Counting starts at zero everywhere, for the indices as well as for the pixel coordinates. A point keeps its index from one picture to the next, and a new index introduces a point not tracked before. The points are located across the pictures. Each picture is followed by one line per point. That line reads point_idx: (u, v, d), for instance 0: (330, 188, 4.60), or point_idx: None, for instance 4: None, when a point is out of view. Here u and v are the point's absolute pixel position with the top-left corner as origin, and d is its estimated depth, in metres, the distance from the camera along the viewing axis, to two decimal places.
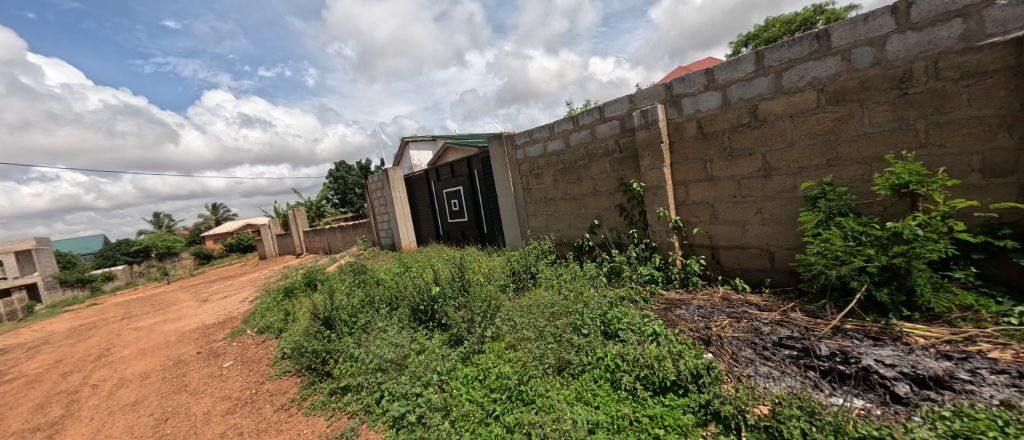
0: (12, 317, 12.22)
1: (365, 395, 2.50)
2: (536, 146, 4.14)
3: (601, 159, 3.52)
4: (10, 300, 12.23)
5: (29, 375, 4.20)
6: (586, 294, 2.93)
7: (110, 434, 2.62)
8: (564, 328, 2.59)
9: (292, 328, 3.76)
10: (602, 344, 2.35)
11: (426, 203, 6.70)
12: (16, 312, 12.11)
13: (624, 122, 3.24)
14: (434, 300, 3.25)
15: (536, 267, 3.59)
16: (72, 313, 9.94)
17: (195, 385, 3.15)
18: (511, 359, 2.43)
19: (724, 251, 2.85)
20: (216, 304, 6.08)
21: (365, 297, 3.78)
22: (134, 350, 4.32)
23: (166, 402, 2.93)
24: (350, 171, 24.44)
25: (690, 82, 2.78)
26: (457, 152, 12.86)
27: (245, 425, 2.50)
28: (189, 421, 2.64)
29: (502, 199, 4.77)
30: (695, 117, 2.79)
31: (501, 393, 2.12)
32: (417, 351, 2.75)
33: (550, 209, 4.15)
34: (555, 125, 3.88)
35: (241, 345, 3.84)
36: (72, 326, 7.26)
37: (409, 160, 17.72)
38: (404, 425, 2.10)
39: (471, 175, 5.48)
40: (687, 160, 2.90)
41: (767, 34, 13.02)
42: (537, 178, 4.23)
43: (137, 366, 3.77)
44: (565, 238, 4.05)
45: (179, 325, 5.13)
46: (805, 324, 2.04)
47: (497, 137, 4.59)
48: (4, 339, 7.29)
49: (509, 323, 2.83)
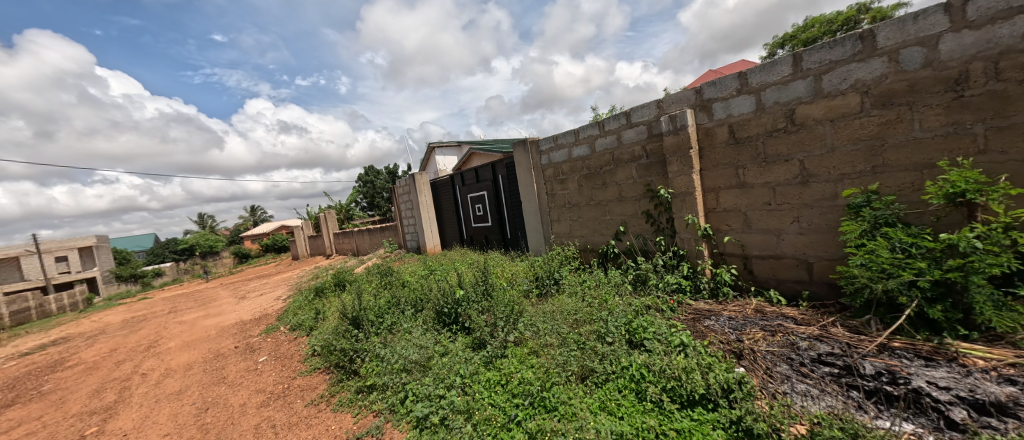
0: (74, 308, 13.32)
1: (389, 394, 2.55)
2: (561, 151, 4.14)
3: (627, 165, 3.48)
4: (73, 293, 13.38)
5: (88, 362, 4.56)
6: (610, 302, 2.88)
7: (157, 420, 2.80)
8: (588, 336, 2.55)
9: (322, 326, 3.90)
10: (627, 354, 2.30)
11: (450, 207, 6.81)
12: (77, 303, 13.23)
13: (651, 127, 3.20)
14: (458, 304, 3.28)
15: (559, 273, 3.57)
16: (125, 306, 10.74)
17: (233, 377, 3.32)
18: (534, 365, 2.42)
19: (757, 261, 2.74)
20: (252, 302, 6.39)
21: (391, 299, 3.87)
22: (179, 343, 4.61)
23: (206, 393, 3.10)
24: (378, 175, 25.21)
25: (722, 86, 2.71)
26: (482, 157, 13.04)
27: (277, 418, 2.61)
28: (226, 411, 2.78)
29: (525, 204, 4.78)
30: (726, 122, 2.71)
31: (523, 399, 2.11)
32: (441, 353, 2.79)
33: (574, 215, 4.13)
34: (580, 130, 3.86)
35: (275, 341, 4.02)
36: (125, 317, 7.84)
37: (435, 165, 18.10)
38: (428, 426, 2.13)
39: (495, 180, 5.53)
40: (718, 166, 2.82)
41: (806, 35, 12.50)
42: (561, 184, 4.22)
43: (181, 358, 4.02)
44: (589, 244, 4.01)
45: (219, 320, 5.43)
46: (847, 340, 1.92)
47: (521, 142, 4.62)
48: (67, 328, 7.97)
49: (531, 329, 2.83)
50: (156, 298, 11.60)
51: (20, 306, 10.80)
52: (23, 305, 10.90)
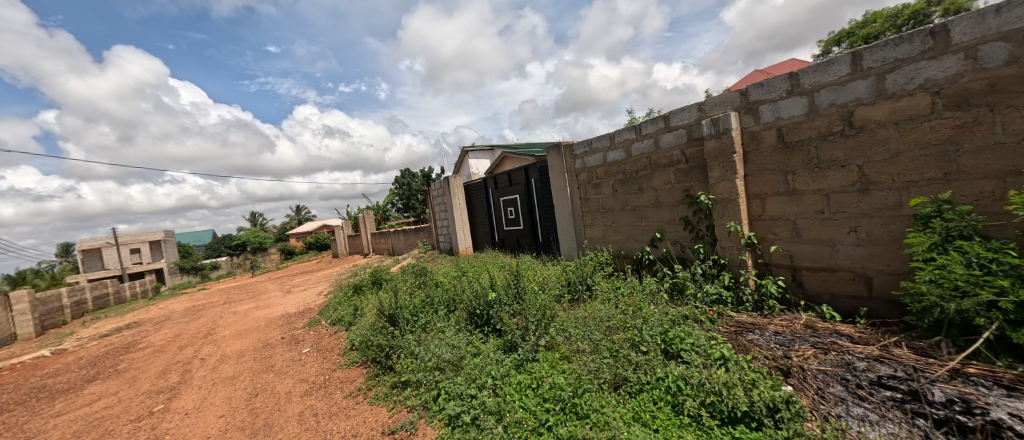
0: (144, 294, 14.74)
1: (423, 391, 2.62)
2: (595, 155, 4.09)
3: (665, 169, 3.38)
4: (144, 281, 14.84)
5: (156, 345, 5.03)
6: (645, 310, 2.81)
7: (214, 402, 3.03)
8: (621, 343, 2.50)
9: (360, 321, 4.07)
10: (663, 365, 2.22)
11: (482, 209, 6.90)
12: (147, 291, 14.66)
13: (691, 131, 3.09)
14: (490, 305, 3.32)
15: (591, 279, 3.53)
16: (188, 295, 11.77)
17: (280, 366, 3.54)
18: (565, 370, 2.41)
19: (807, 273, 2.57)
20: (296, 296, 6.79)
21: (426, 298, 3.97)
22: (233, 331, 4.97)
23: (256, 379, 3.32)
24: (412, 177, 26.01)
25: (770, 87, 2.58)
26: (515, 161, 13.16)
27: (319, 407, 2.75)
28: (274, 397, 2.97)
29: (558, 208, 4.76)
30: (775, 125, 2.58)
31: (554, 404, 2.10)
32: (473, 354, 2.83)
33: (608, 220, 4.06)
34: (616, 134, 3.81)
35: (317, 334, 4.23)
36: (188, 306, 8.59)
37: (468, 168, 18.46)
38: (459, 425, 2.16)
39: (528, 183, 5.54)
40: (765, 172, 2.69)
41: (866, 31, 11.70)
42: (595, 188, 4.17)
43: (234, 345, 4.33)
44: (623, 250, 3.93)
45: (267, 312, 5.80)
46: (913, 363, 1.76)
47: (555, 146, 4.62)
48: (140, 313, 8.84)
49: (563, 334, 2.81)
50: (214, 289, 12.61)
51: (102, 291, 12.10)
52: (104, 290, 12.22)
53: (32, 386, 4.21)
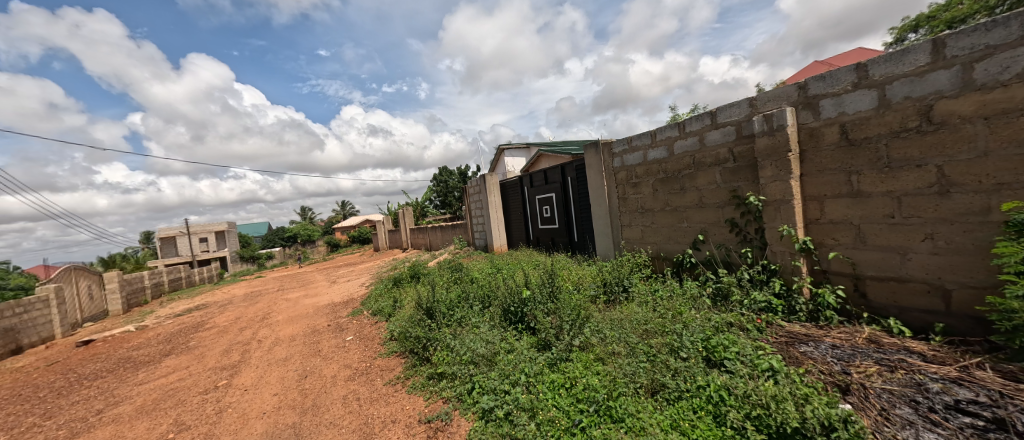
0: (210, 279, 16.28)
1: (458, 384, 2.68)
2: (635, 154, 3.99)
3: (710, 169, 3.23)
4: (210, 267, 16.40)
5: (220, 326, 5.54)
6: (686, 315, 2.70)
7: (269, 381, 3.30)
8: (659, 348, 2.42)
9: (399, 313, 4.25)
10: (704, 373, 2.13)
11: (517, 207, 6.94)
12: (212, 276, 16.19)
13: (741, 128, 2.93)
14: (524, 303, 3.34)
15: (628, 281, 3.46)
16: (247, 282, 12.86)
17: (326, 351, 3.77)
18: (600, 372, 2.37)
19: (872, 283, 2.36)
20: (340, 286, 7.19)
21: (461, 293, 4.05)
22: (285, 317, 5.37)
23: (305, 362, 3.57)
24: (448, 175, 26.63)
25: (833, 80, 2.38)
26: (551, 159, 13.09)
27: (361, 392, 2.91)
28: (321, 380, 3.19)
29: (595, 207, 4.68)
30: (837, 121, 2.38)
31: (588, 405, 2.08)
32: (507, 350, 2.87)
33: (647, 221, 3.94)
34: (658, 131, 3.68)
35: (359, 324, 4.46)
36: (247, 291, 9.37)
37: (503, 167, 18.64)
38: (492, 419, 2.20)
39: (564, 182, 5.50)
40: (824, 172, 2.49)
41: (950, 14, 10.44)
42: (634, 187, 4.06)
43: (286, 330, 4.68)
44: (662, 252, 3.80)
45: (315, 300, 6.20)
46: (1000, 389, 1.56)
47: (593, 144, 4.55)
48: (207, 297, 9.78)
49: (598, 335, 2.77)
50: (269, 277, 13.67)
51: (176, 275, 13.53)
52: (178, 274, 13.64)
53: (121, 356, 4.79)
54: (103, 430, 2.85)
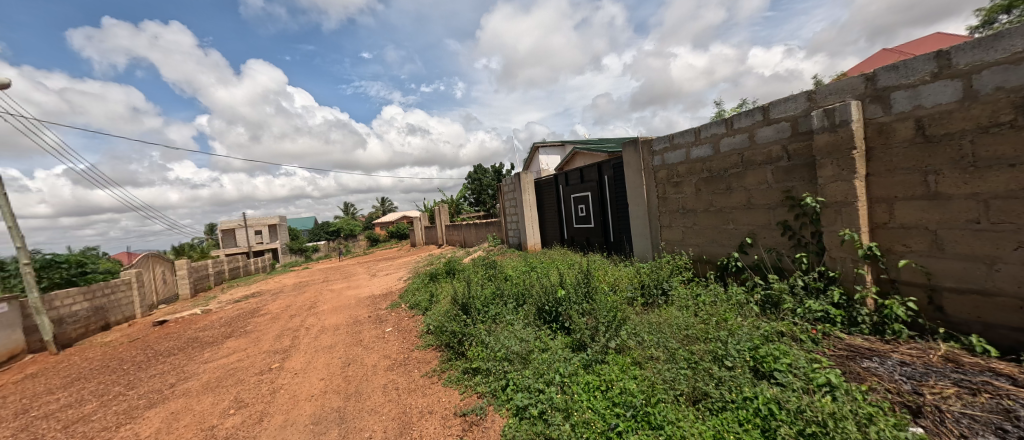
0: (263, 268, 17.60)
1: (492, 380, 2.72)
2: (677, 152, 3.84)
3: (761, 167, 3.04)
4: (263, 258, 17.71)
5: (272, 312, 5.96)
6: (731, 322, 2.56)
7: (316, 366, 3.52)
8: (701, 355, 2.31)
9: (435, 307, 4.37)
10: (752, 384, 2.00)
11: (552, 206, 6.89)
12: (265, 266, 17.48)
13: (797, 124, 2.73)
14: (559, 303, 3.32)
15: (668, 283, 3.34)
16: (296, 272, 13.74)
17: (367, 341, 3.96)
18: (637, 376, 2.32)
19: (950, 295, 2.12)
20: (379, 280, 7.51)
21: (496, 290, 4.10)
22: (330, 307, 5.68)
23: (348, 351, 3.77)
24: (482, 173, 26.95)
25: (907, 70, 2.15)
26: (586, 158, 12.89)
27: (400, 382, 3.03)
28: (363, 368, 3.35)
29: (633, 207, 4.56)
30: (912, 115, 2.15)
31: (625, 410, 2.03)
32: (541, 349, 2.86)
33: (688, 221, 3.78)
34: (702, 128, 3.52)
35: (398, 316, 4.64)
36: (296, 281, 10.02)
37: (537, 165, 18.61)
38: (526, 417, 2.21)
39: (601, 181, 5.40)
40: (895, 171, 2.26)
41: None
42: (675, 187, 3.91)
43: (332, 319, 4.95)
44: (705, 254, 3.64)
45: (357, 292, 6.51)
46: None
47: (632, 142, 4.42)
48: (261, 285, 10.57)
49: (635, 338, 2.70)
50: (315, 269, 14.54)
51: (235, 263, 14.75)
52: (237, 264, 14.85)
53: (189, 336, 5.30)
54: (176, 402, 3.17)
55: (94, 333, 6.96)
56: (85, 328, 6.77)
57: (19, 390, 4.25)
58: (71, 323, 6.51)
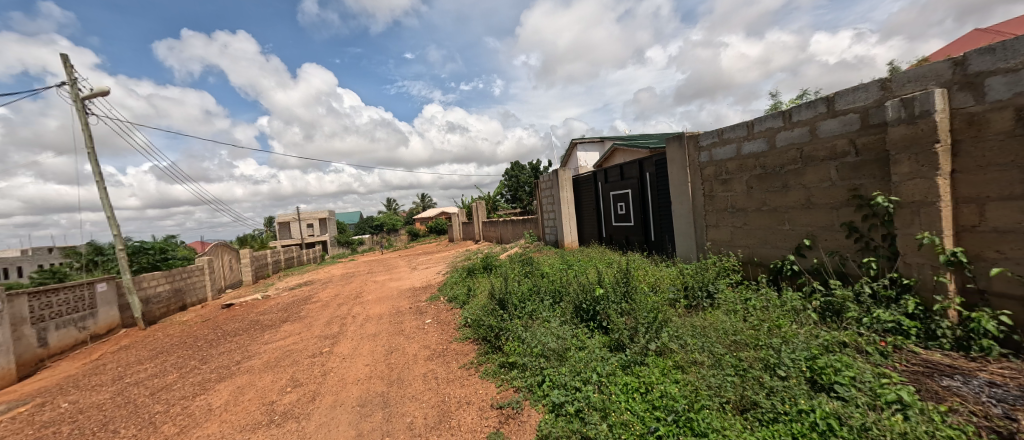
0: (314, 259, 18.89)
1: (528, 375, 2.74)
2: (726, 147, 3.64)
3: (823, 164, 2.80)
4: (314, 249, 18.99)
5: (323, 300, 6.39)
6: (785, 329, 2.39)
7: (362, 352, 3.73)
8: (750, 363, 2.17)
9: (473, 301, 4.47)
10: (809, 397, 1.83)
11: (590, 203, 6.79)
12: (315, 257, 18.73)
13: (867, 116, 2.49)
14: (597, 301, 3.28)
15: (713, 286, 3.19)
16: (344, 264, 14.59)
17: (408, 331, 4.14)
18: (679, 380, 2.23)
19: None
20: (419, 273, 7.79)
21: (533, 286, 4.12)
22: (374, 297, 5.99)
23: (391, 339, 3.96)
24: (518, 170, 27.02)
25: (1007, 52, 1.88)
26: (627, 154, 12.53)
27: (439, 372, 3.14)
28: (405, 356, 3.51)
29: (676, 205, 4.38)
30: (1011, 104, 1.88)
31: (666, 414, 1.96)
32: (578, 347, 2.84)
33: (738, 221, 3.57)
34: (756, 122, 3.31)
35: (437, 308, 4.79)
36: (343, 272, 10.64)
37: (575, 161, 18.36)
38: (563, 414, 2.21)
39: (642, 178, 5.23)
40: (988, 168, 1.99)
41: None
42: (723, 184, 3.71)
43: (376, 309, 5.22)
44: (756, 256, 3.42)
45: (399, 284, 6.80)
46: None
47: (676, 137, 4.25)
48: (313, 274, 11.35)
49: (677, 341, 2.60)
50: (361, 261, 15.36)
51: (290, 253, 15.94)
52: (292, 254, 16.05)
53: (251, 319, 5.81)
54: (241, 378, 3.50)
55: (174, 312, 7.84)
56: (166, 307, 7.64)
57: (116, 359, 4.90)
58: (156, 303, 7.37)
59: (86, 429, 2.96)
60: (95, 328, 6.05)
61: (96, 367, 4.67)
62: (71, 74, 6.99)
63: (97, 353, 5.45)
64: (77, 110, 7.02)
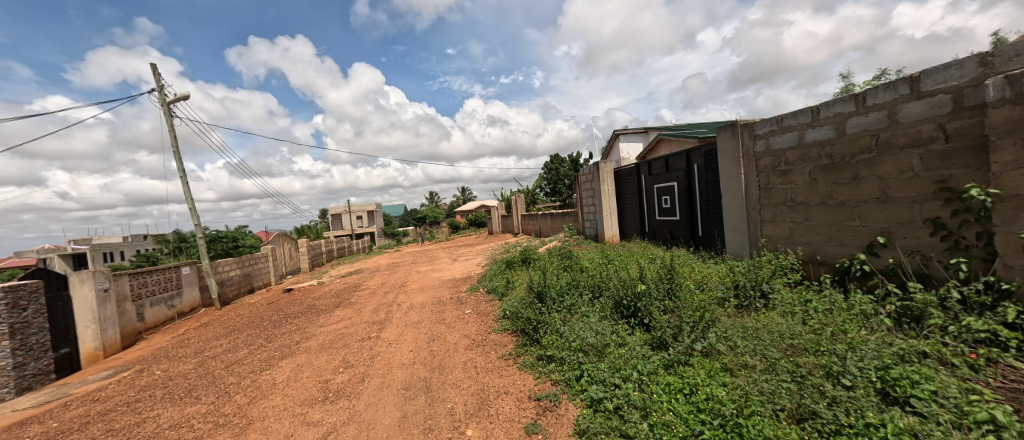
0: (363, 249, 20.13)
1: (566, 369, 2.73)
2: (786, 135, 3.35)
3: (903, 152, 2.49)
4: (362, 240, 20.20)
5: (371, 288, 6.78)
6: (852, 335, 2.18)
7: (406, 338, 3.93)
8: (810, 369, 2.00)
9: (511, 293, 4.53)
10: (879, 410, 1.65)
11: (633, 197, 6.57)
12: (364, 247, 19.92)
13: (961, 96, 2.17)
14: (638, 297, 3.19)
15: (768, 286, 2.98)
16: (390, 254, 15.38)
17: (449, 321, 4.29)
18: (727, 384, 2.11)
19: None
20: (460, 264, 8.01)
21: (572, 280, 4.08)
22: (418, 286, 6.26)
23: (433, 328, 4.13)
24: (557, 163, 26.71)
25: None
26: (673, 145, 11.95)
27: (478, 361, 3.23)
28: (446, 345, 3.65)
29: (727, 199, 4.11)
30: None
31: (712, 418, 1.87)
32: (618, 343, 2.78)
33: (798, 216, 3.29)
34: (822, 107, 3.01)
35: (477, 299, 4.92)
36: (389, 262, 11.21)
37: (617, 153, 17.82)
38: (601, 410, 2.18)
39: (689, 170, 4.98)
40: None
41: None
42: (782, 175, 3.42)
43: (419, 298, 5.46)
44: (818, 254, 3.14)
45: (440, 275, 7.05)
46: None
47: (729, 126, 3.98)
48: (362, 263, 12.08)
49: (726, 343, 2.46)
50: (405, 251, 16.09)
51: (342, 243, 17.08)
52: (343, 244, 17.19)
53: (309, 303, 6.32)
54: (300, 357, 3.83)
55: (243, 294, 8.73)
56: (237, 290, 8.51)
57: (197, 335, 5.56)
58: (229, 285, 8.24)
59: (175, 394, 3.40)
60: (181, 306, 6.89)
61: (181, 341, 5.33)
62: (160, 81, 7.91)
63: (182, 329, 6.21)
64: (164, 113, 7.95)
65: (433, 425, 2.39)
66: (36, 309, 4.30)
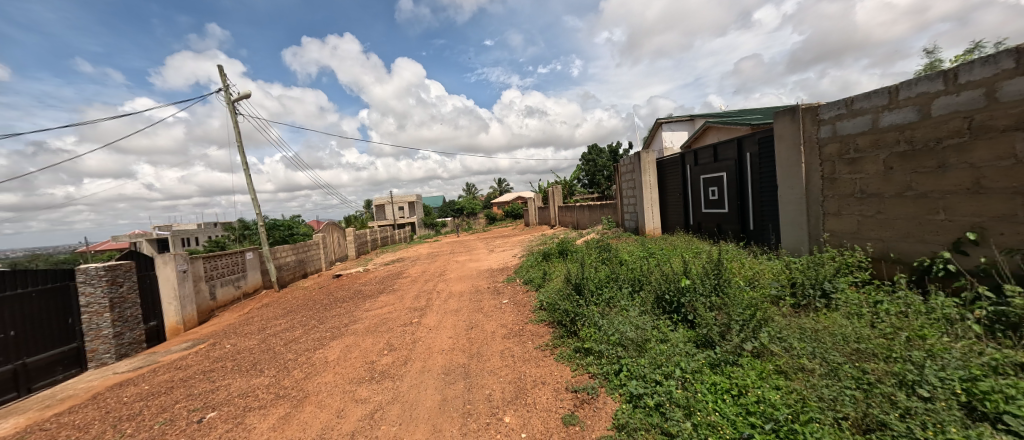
0: (403, 239, 21.05)
1: (604, 362, 2.70)
2: (857, 120, 3.03)
3: (1004, 135, 2.17)
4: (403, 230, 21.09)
5: (412, 276, 7.07)
6: (931, 341, 1.96)
7: (446, 324, 4.09)
8: (879, 377, 1.83)
9: (548, 284, 4.53)
10: (963, 425, 1.47)
11: (676, 188, 6.28)
12: (404, 237, 20.79)
13: None
14: (682, 292, 3.06)
15: (830, 285, 2.74)
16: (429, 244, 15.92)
17: (487, 310, 4.38)
18: (781, 387, 1.98)
19: None
20: (496, 255, 8.12)
21: (611, 273, 4.00)
22: (457, 275, 6.44)
23: (471, 316, 4.25)
24: (595, 154, 26.10)
25: None
26: (721, 133, 11.27)
27: (515, 350, 3.28)
28: (484, 332, 3.74)
29: (784, 190, 3.82)
30: None
31: (763, 421, 1.76)
32: (659, 339, 2.70)
33: (869, 209, 2.99)
34: (902, 86, 2.68)
35: (513, 289, 4.99)
36: (429, 251, 11.61)
37: (658, 143, 17.10)
38: (641, 406, 2.14)
39: (741, 159, 4.67)
40: None
41: None
42: (850, 164, 3.11)
43: (457, 286, 5.63)
44: (891, 252, 2.84)
45: (478, 265, 7.19)
46: None
47: (789, 111, 3.67)
48: (403, 252, 12.61)
49: (780, 344, 2.30)
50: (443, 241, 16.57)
51: (384, 233, 17.90)
52: (386, 233, 18.04)
53: (356, 289, 6.72)
54: (348, 338, 4.10)
55: (298, 279, 9.44)
56: (292, 275, 9.21)
57: (260, 314, 6.11)
58: (286, 270, 8.95)
59: (242, 366, 3.77)
60: (245, 288, 7.59)
61: (247, 319, 5.89)
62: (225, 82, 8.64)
63: (247, 308, 6.85)
64: (230, 111, 8.70)
65: (472, 409, 2.47)
66: (130, 285, 4.88)
